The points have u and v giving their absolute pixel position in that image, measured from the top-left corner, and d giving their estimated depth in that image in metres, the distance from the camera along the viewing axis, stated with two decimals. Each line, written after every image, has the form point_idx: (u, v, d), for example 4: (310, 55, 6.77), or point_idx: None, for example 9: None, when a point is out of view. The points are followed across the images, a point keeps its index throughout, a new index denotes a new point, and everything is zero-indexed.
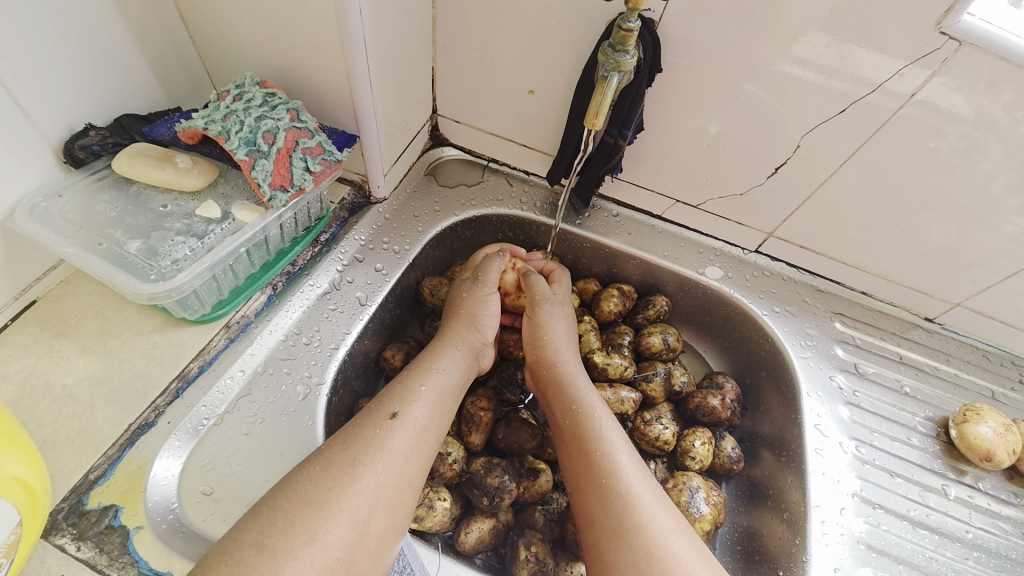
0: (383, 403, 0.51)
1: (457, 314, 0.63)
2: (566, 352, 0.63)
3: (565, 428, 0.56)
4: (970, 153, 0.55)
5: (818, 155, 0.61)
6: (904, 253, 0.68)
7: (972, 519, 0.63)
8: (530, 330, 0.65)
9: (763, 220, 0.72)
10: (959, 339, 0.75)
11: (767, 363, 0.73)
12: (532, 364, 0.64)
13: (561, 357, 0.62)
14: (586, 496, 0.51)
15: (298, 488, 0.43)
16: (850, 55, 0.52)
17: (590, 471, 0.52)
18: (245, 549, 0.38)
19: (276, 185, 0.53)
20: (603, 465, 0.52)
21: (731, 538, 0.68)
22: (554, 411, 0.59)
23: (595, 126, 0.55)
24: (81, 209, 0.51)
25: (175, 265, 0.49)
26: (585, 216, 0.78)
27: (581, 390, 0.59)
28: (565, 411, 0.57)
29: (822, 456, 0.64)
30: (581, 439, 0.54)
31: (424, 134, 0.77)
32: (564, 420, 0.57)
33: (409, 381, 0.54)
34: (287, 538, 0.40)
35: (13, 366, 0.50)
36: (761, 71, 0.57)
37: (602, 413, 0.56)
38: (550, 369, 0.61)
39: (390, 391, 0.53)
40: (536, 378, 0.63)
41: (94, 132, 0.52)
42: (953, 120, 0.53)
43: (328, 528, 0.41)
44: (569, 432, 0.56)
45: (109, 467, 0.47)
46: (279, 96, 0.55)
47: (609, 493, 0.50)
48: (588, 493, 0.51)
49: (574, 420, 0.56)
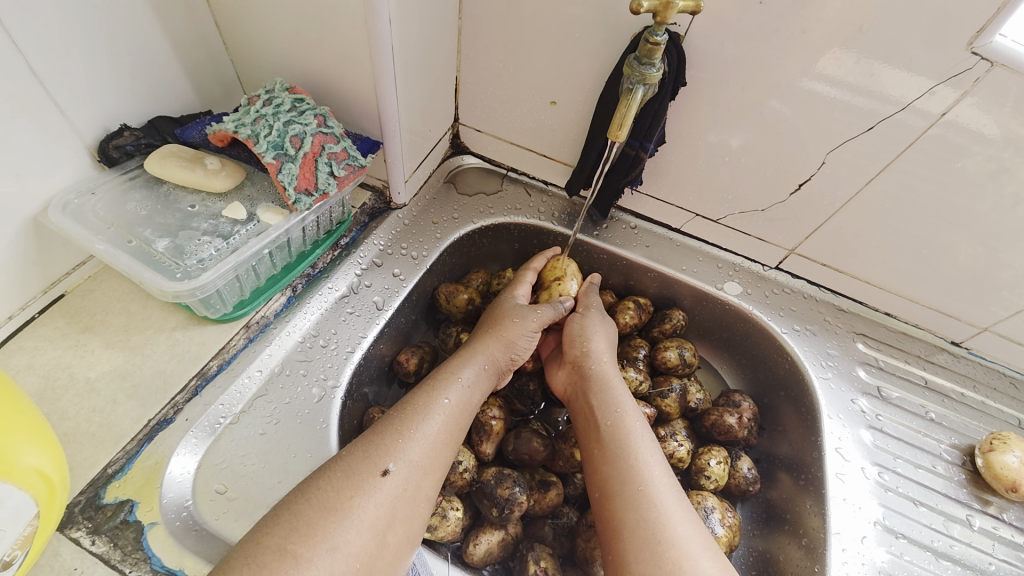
0: (405, 413, 0.51)
1: (496, 333, 0.61)
2: (605, 357, 0.63)
3: (602, 430, 0.55)
4: (999, 176, 0.54)
5: (842, 173, 0.61)
6: (930, 274, 0.67)
7: (996, 551, 0.60)
8: (570, 332, 0.65)
9: (785, 237, 0.71)
10: (986, 365, 0.73)
11: (787, 382, 0.72)
12: (572, 362, 0.63)
13: (603, 364, 0.62)
14: (619, 501, 0.50)
15: (318, 494, 0.43)
16: (878, 74, 0.52)
17: (625, 477, 0.51)
18: (269, 554, 0.39)
19: (301, 189, 0.53)
20: (640, 473, 0.51)
21: (745, 561, 0.66)
22: (589, 412, 0.58)
23: (618, 138, 0.55)
24: (112, 207, 0.52)
25: (200, 265, 0.50)
26: (603, 227, 0.78)
27: (621, 397, 0.58)
28: (604, 414, 0.57)
29: (843, 481, 0.62)
30: (617, 444, 0.54)
31: (446, 141, 0.77)
32: (601, 421, 0.56)
33: (432, 392, 0.54)
34: (309, 545, 0.40)
35: (39, 359, 0.51)
36: (786, 86, 0.56)
37: (640, 422, 0.56)
38: (592, 372, 0.61)
39: (412, 402, 0.52)
40: (574, 377, 0.62)
41: (128, 133, 0.54)
42: (981, 142, 0.52)
43: (349, 539, 0.41)
44: (606, 435, 0.55)
45: (127, 462, 0.48)
46: (308, 102, 0.55)
47: (643, 502, 0.49)
48: (621, 498, 0.50)
49: (613, 424, 0.55)
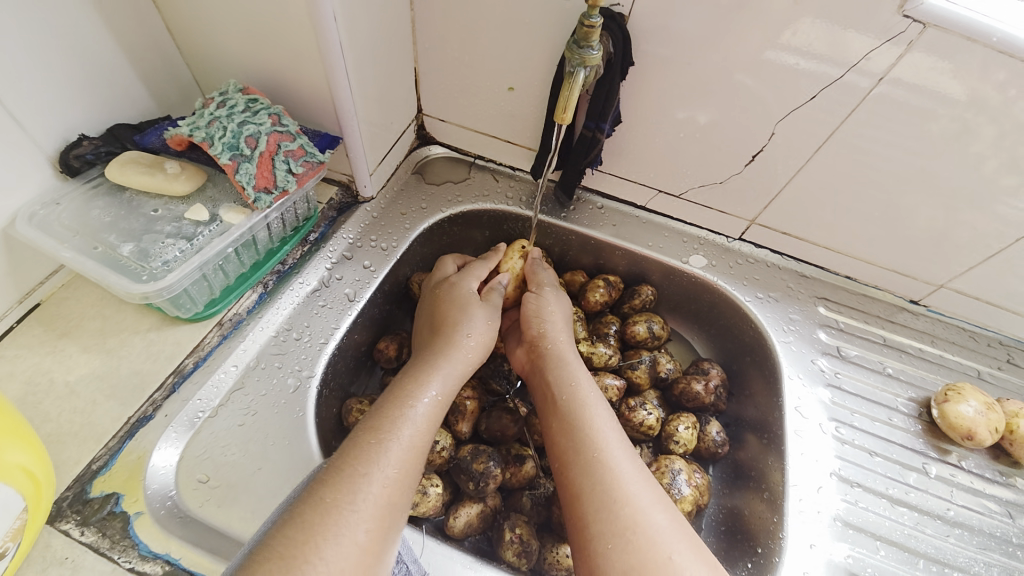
0: (383, 418, 0.49)
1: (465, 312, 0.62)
2: (564, 334, 0.65)
3: (558, 403, 0.57)
4: (962, 136, 0.56)
5: (795, 139, 0.62)
6: (887, 236, 0.69)
7: (953, 496, 0.64)
8: (525, 314, 0.66)
9: (744, 207, 0.73)
10: (945, 321, 0.75)
11: (753, 348, 0.74)
12: (530, 341, 0.65)
13: (560, 340, 0.64)
14: (576, 469, 0.52)
15: (316, 507, 0.42)
16: (841, 40, 0.53)
17: (580, 445, 0.53)
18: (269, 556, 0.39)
19: (260, 187, 0.55)
20: (594, 441, 0.53)
21: (714, 519, 0.69)
22: (546, 389, 0.60)
23: (563, 120, 0.56)
24: (77, 216, 0.53)
25: (165, 266, 0.51)
26: (570, 209, 0.80)
27: (577, 371, 0.60)
28: (561, 386, 0.59)
29: (802, 437, 0.65)
30: (572, 414, 0.56)
31: (411, 133, 0.79)
32: (557, 395, 0.58)
33: (411, 392, 0.52)
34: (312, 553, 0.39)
35: (19, 366, 0.53)
36: (747, 59, 0.57)
37: (594, 394, 0.58)
38: (549, 349, 0.62)
39: (391, 398, 0.52)
40: (532, 357, 0.64)
41: (87, 142, 0.55)
42: (946, 103, 0.54)
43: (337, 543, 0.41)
44: (563, 406, 0.57)
45: (110, 458, 0.50)
46: (261, 102, 0.57)
47: (599, 466, 0.51)
48: (579, 465, 0.52)
49: (568, 396, 0.58)
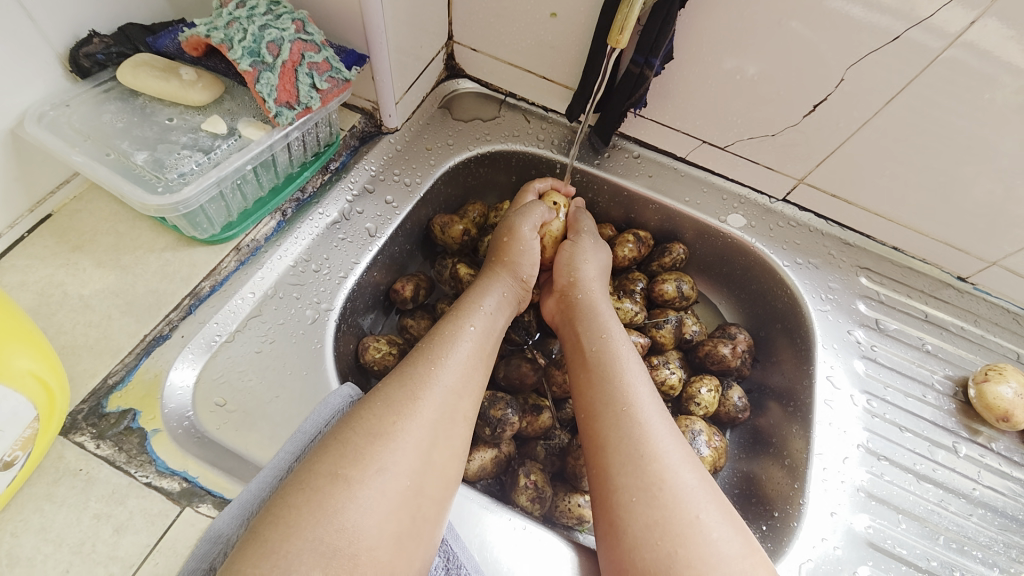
0: (435, 342, 0.50)
1: (502, 262, 0.61)
2: (597, 285, 0.62)
3: (587, 355, 0.56)
4: None
5: (860, 94, 0.56)
6: (945, 208, 0.64)
7: (980, 476, 0.62)
8: (560, 261, 0.64)
9: (794, 165, 0.67)
10: (990, 301, 0.71)
11: (784, 315, 0.71)
12: (561, 290, 0.63)
13: (591, 290, 0.61)
14: (603, 422, 0.50)
15: (363, 421, 0.42)
16: None
17: (610, 398, 0.51)
18: (321, 478, 0.38)
19: (282, 102, 0.51)
20: (624, 395, 0.51)
21: (729, 481, 0.68)
22: (576, 338, 0.58)
23: (618, 43, 0.53)
24: (87, 119, 0.50)
25: (182, 179, 0.48)
26: (604, 156, 0.75)
27: (609, 323, 0.58)
28: (590, 339, 0.57)
29: (832, 407, 0.63)
30: (602, 368, 0.54)
31: (440, 62, 0.73)
32: (587, 346, 0.57)
33: (458, 321, 0.53)
34: (360, 469, 0.39)
35: (32, 275, 0.51)
36: (810, 5, 0.51)
37: (626, 347, 0.56)
38: (580, 300, 0.61)
39: (437, 331, 0.52)
40: (563, 305, 0.62)
41: (98, 40, 0.51)
42: (1013, 73, 0.49)
43: (396, 460, 0.41)
44: (591, 359, 0.55)
45: (127, 374, 0.50)
46: (284, 5, 0.52)
47: (628, 421, 0.49)
48: (608, 418, 0.50)
49: (598, 347, 0.56)
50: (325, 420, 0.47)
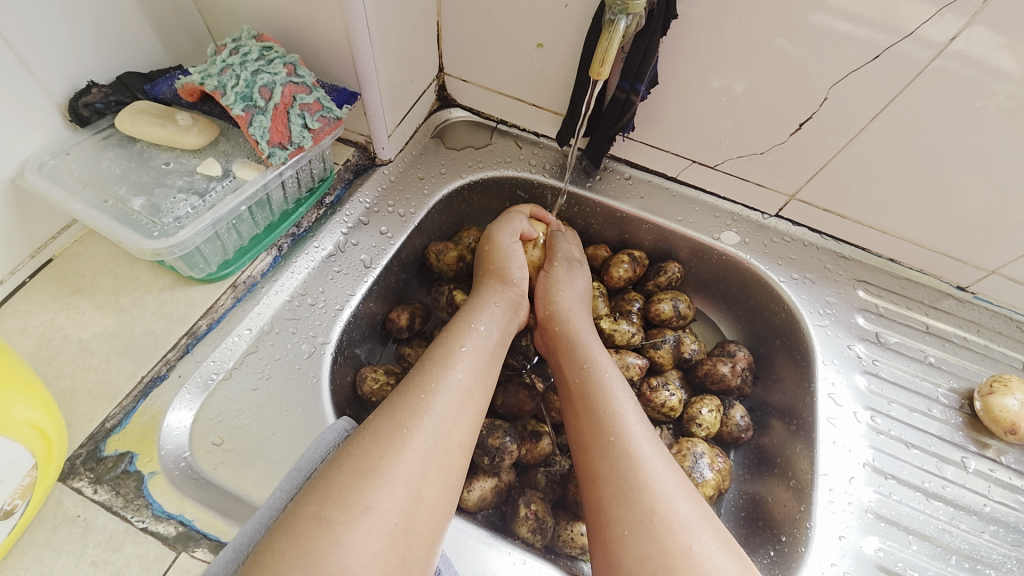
0: (427, 365, 0.51)
1: (490, 273, 0.63)
2: (578, 311, 0.63)
3: (573, 386, 0.56)
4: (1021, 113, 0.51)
5: (845, 110, 0.57)
6: (940, 218, 0.64)
7: (991, 492, 0.60)
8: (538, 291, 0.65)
9: (784, 181, 0.68)
10: (992, 309, 0.71)
11: (783, 331, 0.71)
12: (543, 321, 0.64)
13: (572, 321, 0.62)
14: (592, 454, 0.50)
15: (350, 460, 0.42)
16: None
17: (597, 429, 0.51)
18: (305, 522, 0.38)
19: (275, 142, 0.52)
20: (611, 424, 0.51)
21: (735, 504, 0.67)
22: (563, 370, 0.58)
23: (600, 75, 0.53)
24: (86, 167, 0.51)
25: (176, 223, 0.49)
26: (595, 179, 0.76)
27: (593, 352, 0.58)
28: (575, 370, 0.57)
29: (835, 425, 0.62)
30: (589, 398, 0.54)
31: (432, 93, 0.75)
32: (572, 377, 0.57)
33: (448, 342, 0.54)
34: (344, 510, 0.39)
35: (32, 321, 0.52)
36: (791, 25, 0.52)
37: (612, 374, 0.56)
38: (561, 330, 0.61)
39: (428, 356, 0.52)
40: (546, 338, 0.63)
41: (97, 90, 0.53)
42: (1004, 79, 0.49)
43: (384, 498, 0.40)
44: (577, 390, 0.55)
45: (125, 417, 0.50)
46: (276, 50, 0.53)
47: (617, 451, 0.49)
48: (596, 449, 0.50)
49: (582, 377, 0.56)
50: (320, 454, 0.47)
